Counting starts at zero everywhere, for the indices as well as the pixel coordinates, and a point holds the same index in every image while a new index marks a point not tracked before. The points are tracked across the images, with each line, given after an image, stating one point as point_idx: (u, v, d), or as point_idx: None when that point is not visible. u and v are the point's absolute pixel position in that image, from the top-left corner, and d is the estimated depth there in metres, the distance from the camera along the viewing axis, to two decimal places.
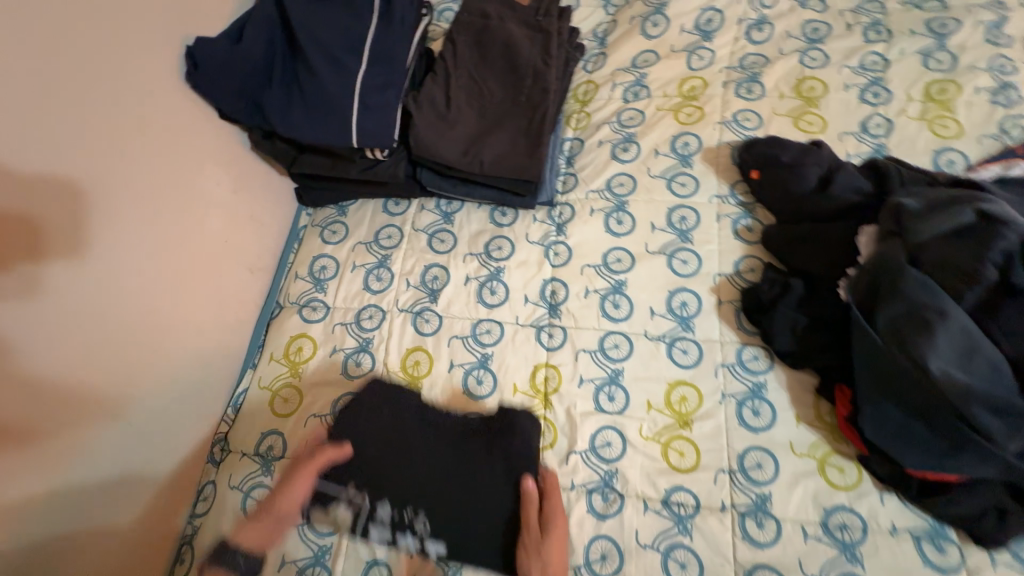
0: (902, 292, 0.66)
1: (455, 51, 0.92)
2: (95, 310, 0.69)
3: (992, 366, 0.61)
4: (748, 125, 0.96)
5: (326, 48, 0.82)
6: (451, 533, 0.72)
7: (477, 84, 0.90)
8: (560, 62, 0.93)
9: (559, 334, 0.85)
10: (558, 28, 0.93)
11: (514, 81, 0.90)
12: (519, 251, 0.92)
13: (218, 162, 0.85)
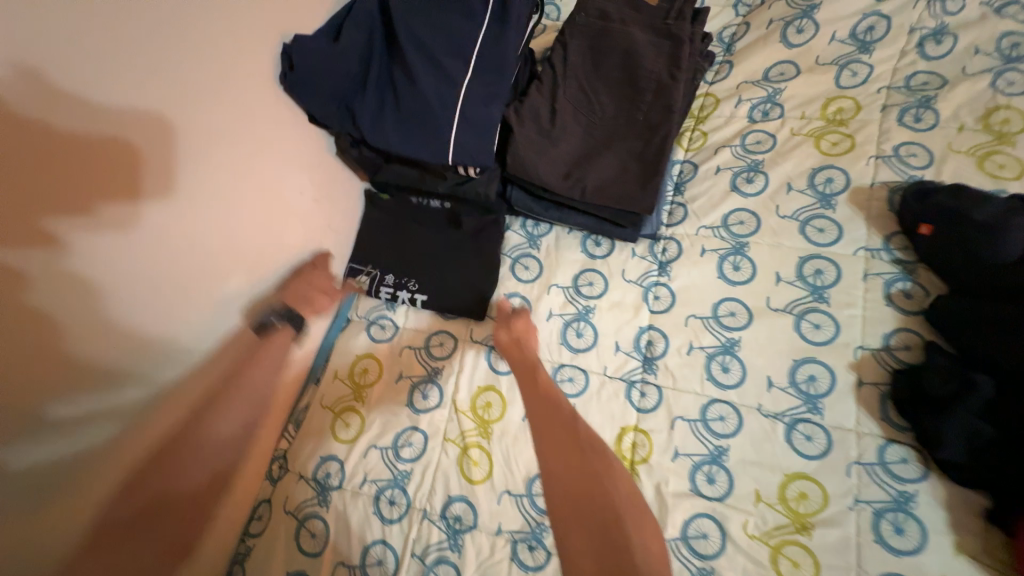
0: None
1: (566, 57, 0.81)
2: (177, 314, 0.65)
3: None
4: (914, 162, 0.78)
5: (428, 50, 0.74)
6: (446, 307, 0.85)
7: (588, 97, 0.79)
8: (688, 75, 0.79)
9: (653, 393, 0.74)
10: (690, 34, 0.80)
11: (632, 97, 0.78)
12: (612, 290, 0.80)
13: (304, 167, 0.80)
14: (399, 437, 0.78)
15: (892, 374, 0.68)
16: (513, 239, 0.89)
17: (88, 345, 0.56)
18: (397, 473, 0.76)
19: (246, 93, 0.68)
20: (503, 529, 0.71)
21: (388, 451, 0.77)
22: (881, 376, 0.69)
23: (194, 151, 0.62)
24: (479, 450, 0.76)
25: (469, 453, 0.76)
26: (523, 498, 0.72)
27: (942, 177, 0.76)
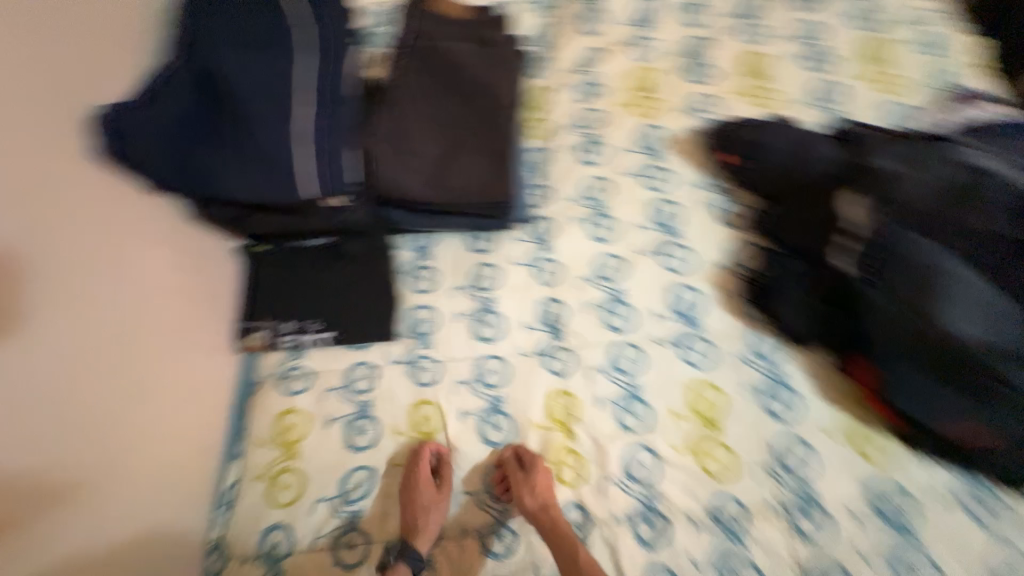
0: (907, 258, 0.65)
1: (402, 76, 0.86)
2: (36, 442, 0.55)
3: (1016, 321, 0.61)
4: (708, 110, 0.95)
5: (261, 96, 0.75)
6: (351, 334, 0.84)
7: (434, 108, 0.84)
8: (512, 74, 0.90)
9: (568, 357, 0.80)
10: (502, 40, 0.91)
11: (470, 100, 0.85)
12: (507, 277, 0.86)
13: (155, 245, 0.75)
14: (342, 483, 0.75)
15: (742, 280, 0.82)
16: (420, 257, 0.89)
17: None
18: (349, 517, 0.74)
19: (64, 176, 0.62)
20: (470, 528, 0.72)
21: (335, 500, 0.74)
22: (737, 283, 0.82)
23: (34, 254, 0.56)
24: (430, 464, 0.76)
25: (421, 469, 0.75)
26: (479, 492, 0.76)
27: (730, 116, 0.93)
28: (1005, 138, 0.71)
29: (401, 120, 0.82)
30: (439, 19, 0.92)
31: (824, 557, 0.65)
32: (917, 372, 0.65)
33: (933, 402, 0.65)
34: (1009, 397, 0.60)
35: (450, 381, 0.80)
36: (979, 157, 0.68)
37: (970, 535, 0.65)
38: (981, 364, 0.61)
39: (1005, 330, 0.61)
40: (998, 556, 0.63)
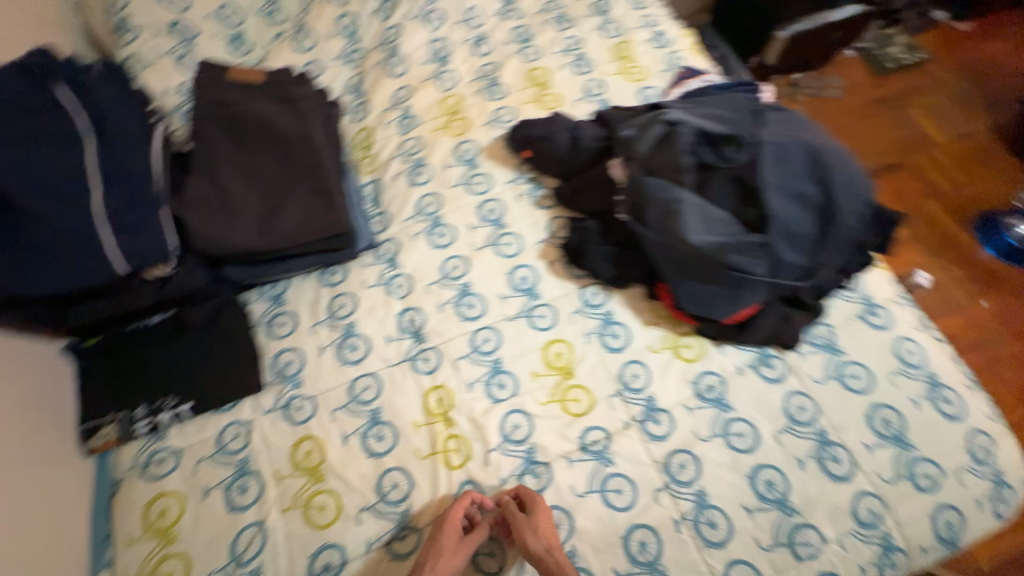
0: (754, 131, 0.79)
1: (206, 139, 0.85)
2: None
3: (841, 155, 0.77)
4: (597, 90, 1.14)
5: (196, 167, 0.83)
6: (345, 349, 0.86)
7: (241, 168, 0.85)
8: (320, 118, 0.93)
9: (548, 311, 0.90)
10: (302, 90, 0.93)
11: (277, 155, 0.87)
12: (474, 262, 0.95)
13: None
14: (379, 489, 0.75)
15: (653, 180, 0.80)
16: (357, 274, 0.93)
17: None
18: (397, 517, 0.73)
19: None
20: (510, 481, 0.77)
21: (376, 506, 0.74)
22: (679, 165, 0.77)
23: None
24: (456, 440, 0.79)
25: (450, 447, 0.79)
26: (512, 449, 0.79)
27: (613, 90, 1.14)
28: (702, 100, 0.91)
29: (218, 184, 0.83)
30: (208, 80, 0.89)
31: (788, 388, 0.82)
32: (700, 272, 0.78)
33: (716, 296, 0.78)
34: (844, 219, 0.75)
35: (452, 363, 0.85)
36: (688, 114, 0.83)
37: (876, 338, 0.85)
38: (726, 254, 0.75)
39: (838, 161, 0.76)
40: (894, 346, 0.84)
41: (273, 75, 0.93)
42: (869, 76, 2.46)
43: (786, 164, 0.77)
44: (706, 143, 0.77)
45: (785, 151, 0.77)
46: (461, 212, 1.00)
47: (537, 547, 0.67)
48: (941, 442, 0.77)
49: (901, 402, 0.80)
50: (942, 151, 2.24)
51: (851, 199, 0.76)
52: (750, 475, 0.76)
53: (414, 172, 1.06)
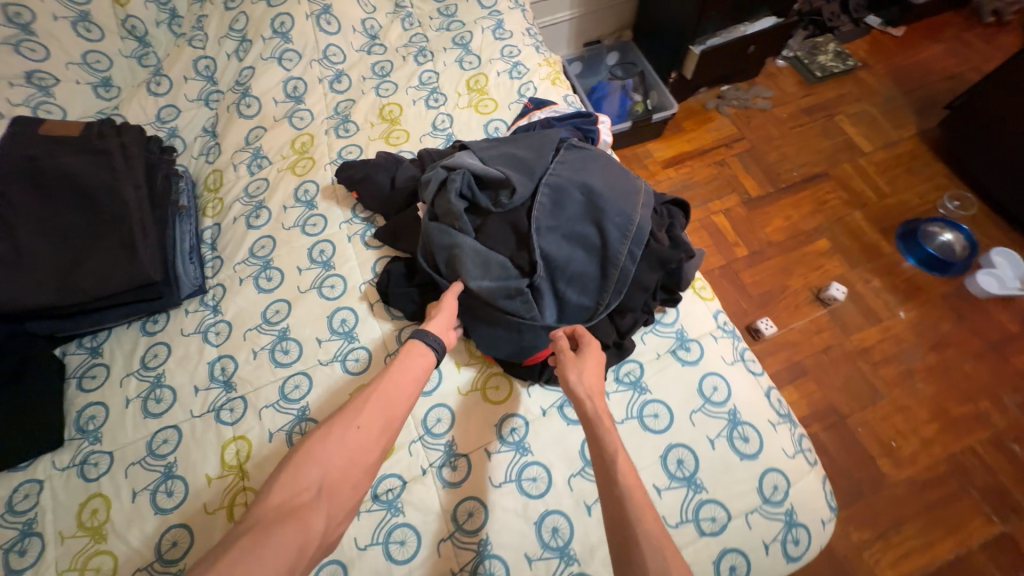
0: (534, 174, 0.83)
1: (7, 198, 0.86)
2: None
3: (615, 195, 0.81)
4: (445, 125, 1.14)
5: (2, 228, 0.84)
6: (151, 400, 0.86)
7: (44, 225, 0.86)
8: (136, 169, 0.94)
9: (363, 354, 0.90)
10: (121, 143, 0.95)
11: (85, 209, 0.88)
12: (297, 307, 0.94)
13: None
14: (157, 548, 0.74)
15: (435, 223, 0.82)
16: (175, 321, 0.94)
17: None
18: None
19: None
20: None
21: (152, 565, 0.73)
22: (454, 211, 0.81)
23: None
24: (245, 493, 0.78)
25: (237, 502, 0.78)
26: None
27: (461, 125, 1.14)
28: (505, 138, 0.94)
29: (14, 242, 0.83)
30: (18, 139, 0.90)
31: None
32: (480, 315, 0.79)
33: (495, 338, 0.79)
34: (618, 261, 0.78)
35: (257, 413, 0.85)
36: (473, 157, 0.87)
37: (683, 373, 0.84)
38: (498, 297, 0.77)
39: (613, 201, 0.80)
40: (701, 382, 0.83)
41: (90, 130, 0.94)
42: (799, 85, 2.39)
43: (561, 208, 0.81)
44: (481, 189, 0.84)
45: (560, 195, 0.82)
46: (292, 253, 1.00)
47: (578, 386, 0.68)
48: (732, 483, 0.76)
49: (697, 440, 0.78)
50: (870, 161, 2.16)
51: (622, 240, 0.79)
52: (536, 522, 0.75)
53: (253, 214, 1.05)
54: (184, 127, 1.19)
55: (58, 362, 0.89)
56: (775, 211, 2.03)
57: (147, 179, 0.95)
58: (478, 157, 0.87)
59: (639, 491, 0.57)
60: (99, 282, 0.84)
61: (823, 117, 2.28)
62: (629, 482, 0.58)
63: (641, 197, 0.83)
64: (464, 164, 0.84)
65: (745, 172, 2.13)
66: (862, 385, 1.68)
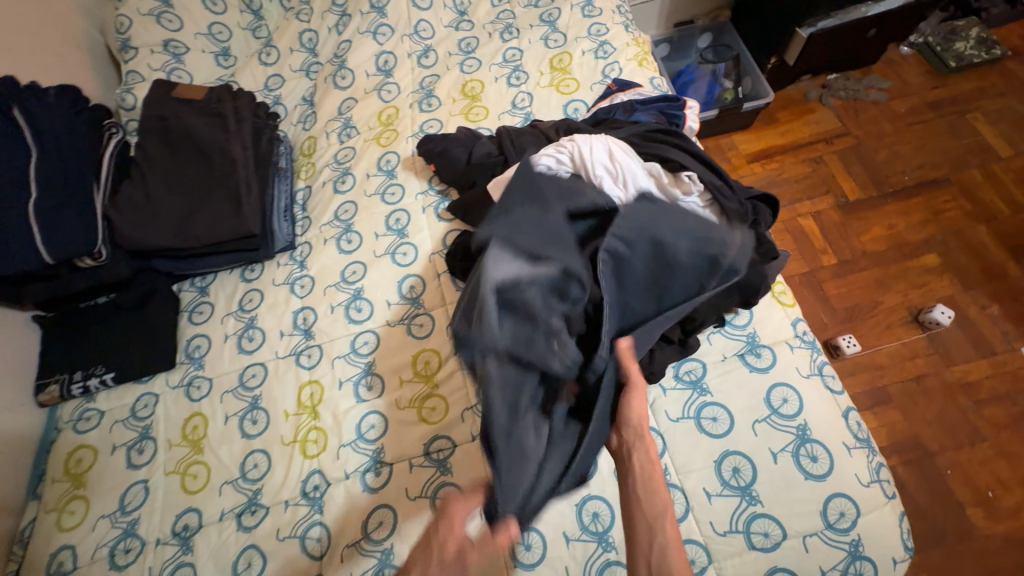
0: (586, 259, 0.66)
1: (145, 152, 0.99)
2: None
3: (696, 256, 0.66)
4: (525, 103, 1.14)
5: (140, 177, 0.97)
6: (244, 339, 0.97)
7: (170, 176, 0.98)
8: (244, 133, 1.03)
9: (427, 321, 0.94)
10: (235, 108, 1.04)
11: (203, 163, 0.99)
12: (372, 270, 1.00)
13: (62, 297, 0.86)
14: (242, 467, 0.86)
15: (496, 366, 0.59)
16: (267, 271, 1.04)
17: None
18: (251, 493, 0.83)
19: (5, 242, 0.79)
20: (351, 472, 0.83)
21: (237, 481, 0.85)
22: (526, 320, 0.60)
23: None
24: (315, 432, 0.87)
25: (308, 438, 0.87)
26: (360, 444, 0.85)
27: (541, 104, 1.13)
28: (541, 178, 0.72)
29: (146, 189, 0.96)
30: (158, 100, 1.03)
31: None
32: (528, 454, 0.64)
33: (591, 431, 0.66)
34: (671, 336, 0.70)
35: (330, 363, 0.93)
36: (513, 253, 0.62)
37: (751, 379, 0.80)
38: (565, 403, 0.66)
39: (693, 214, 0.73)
40: (769, 391, 0.78)
41: (210, 94, 1.05)
42: (927, 75, 2.08)
43: (624, 283, 0.65)
44: (541, 296, 0.61)
45: (623, 264, 0.65)
46: (371, 219, 1.06)
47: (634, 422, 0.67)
48: (792, 501, 0.71)
49: (757, 452, 0.74)
50: (1008, 168, 1.85)
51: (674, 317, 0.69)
52: (577, 505, 0.76)
53: (340, 180, 1.13)
54: (287, 95, 1.29)
55: (174, 297, 1.02)
56: (878, 218, 1.82)
57: (253, 142, 1.04)
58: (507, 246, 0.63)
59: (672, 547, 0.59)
60: (209, 230, 0.95)
61: (953, 114, 1.98)
62: (665, 536, 0.60)
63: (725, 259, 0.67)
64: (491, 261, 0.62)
65: (845, 173, 1.92)
66: (959, 423, 1.48)
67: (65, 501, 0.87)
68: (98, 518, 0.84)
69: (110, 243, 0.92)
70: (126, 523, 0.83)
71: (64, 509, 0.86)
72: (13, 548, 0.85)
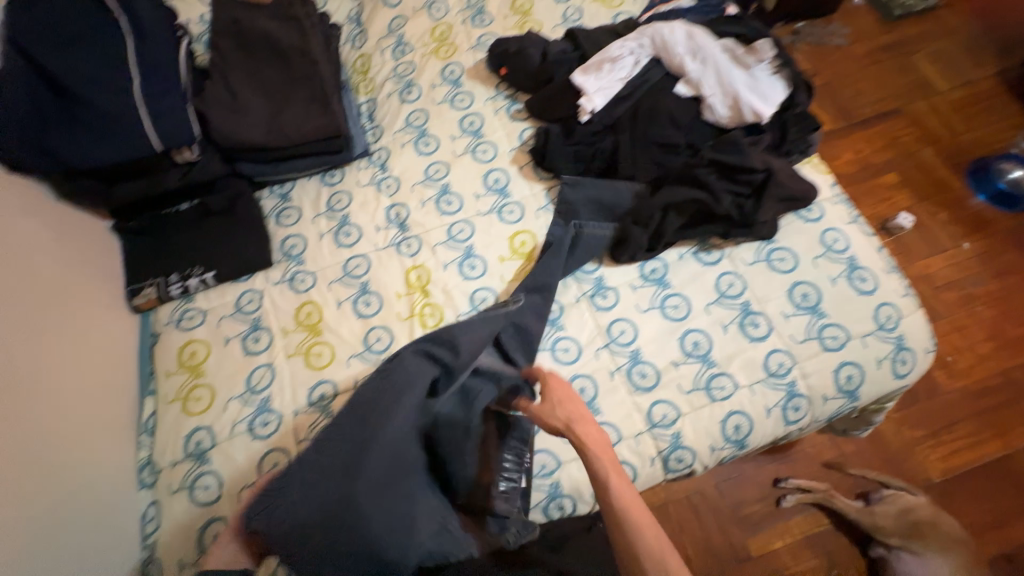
0: (630, 225, 0.93)
1: (223, 55, 1.01)
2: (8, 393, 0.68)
3: (733, 201, 0.88)
4: (575, 17, 1.22)
5: (222, 81, 0.99)
6: (340, 236, 1.01)
7: (253, 75, 1.01)
8: (318, 36, 1.05)
9: (517, 208, 1.02)
10: (305, 12, 1.06)
11: (283, 63, 1.02)
12: (455, 168, 1.07)
13: (29, 215, 0.84)
14: (366, 342, 0.91)
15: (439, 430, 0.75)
16: (350, 175, 1.07)
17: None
18: (379, 362, 0.89)
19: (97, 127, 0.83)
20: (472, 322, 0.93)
21: (363, 353, 0.90)
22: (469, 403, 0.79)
23: None
24: (430, 307, 0.94)
25: (424, 312, 0.93)
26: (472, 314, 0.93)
27: (591, 17, 1.22)
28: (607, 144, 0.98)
29: (230, 88, 0.98)
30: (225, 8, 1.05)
31: (721, 269, 0.93)
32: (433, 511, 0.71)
33: (250, 511, 0.68)
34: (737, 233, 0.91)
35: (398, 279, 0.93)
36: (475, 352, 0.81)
37: (807, 228, 0.95)
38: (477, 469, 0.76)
39: (761, 79, 0.90)
40: (822, 235, 0.94)
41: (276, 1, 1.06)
42: (880, 22, 2.36)
43: (635, 233, 0.92)
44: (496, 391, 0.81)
45: (631, 219, 0.92)
46: (445, 124, 1.11)
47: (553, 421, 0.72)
48: (851, 311, 0.88)
49: (820, 279, 0.90)
50: (947, 99, 2.16)
51: (721, 231, 0.91)
52: (679, 337, 0.89)
53: (405, 91, 1.17)
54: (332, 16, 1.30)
55: (258, 202, 1.03)
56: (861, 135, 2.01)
57: (325, 48, 1.08)
58: (503, 336, 0.86)
59: (642, 522, 0.63)
60: (298, 128, 0.98)
61: (903, 55, 2.27)
62: (643, 530, 0.63)
63: (747, 209, 0.88)
64: (499, 326, 0.85)
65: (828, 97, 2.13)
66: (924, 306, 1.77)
67: (186, 390, 0.88)
68: (228, 399, 0.87)
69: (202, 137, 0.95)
70: (258, 400, 0.87)
71: (188, 397, 0.88)
72: (139, 438, 0.87)
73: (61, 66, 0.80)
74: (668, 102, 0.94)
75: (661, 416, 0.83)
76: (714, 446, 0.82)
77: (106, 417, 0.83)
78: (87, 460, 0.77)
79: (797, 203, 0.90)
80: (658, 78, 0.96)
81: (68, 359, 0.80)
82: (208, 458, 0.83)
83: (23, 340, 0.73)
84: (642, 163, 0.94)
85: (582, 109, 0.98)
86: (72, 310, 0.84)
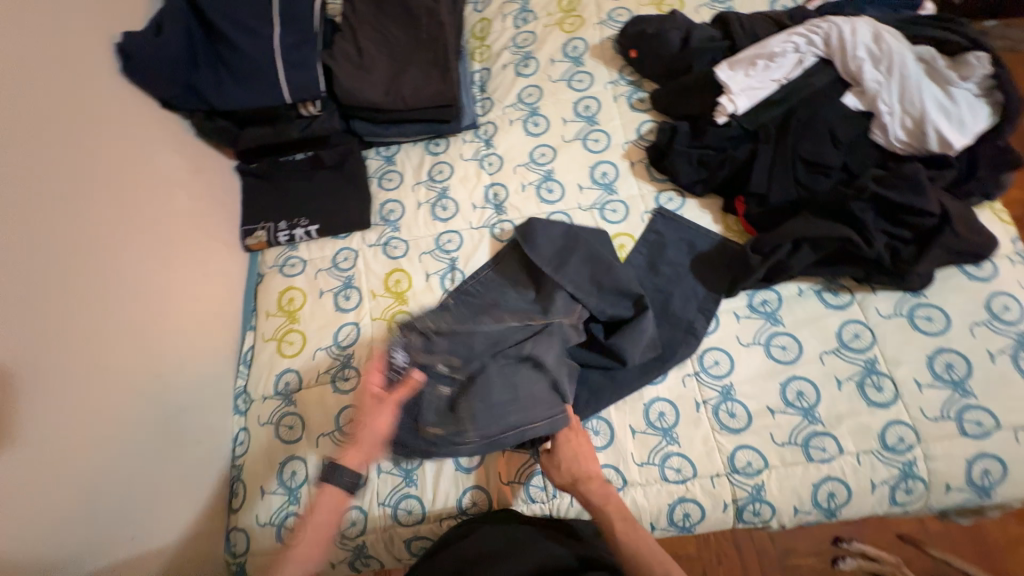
0: (749, 255, 0.83)
1: (355, 10, 1.04)
2: (135, 304, 0.78)
3: (884, 244, 0.78)
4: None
5: (350, 38, 1.02)
6: (437, 208, 1.00)
7: (382, 34, 1.02)
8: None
9: (621, 207, 0.94)
10: None
11: (411, 24, 1.02)
12: (562, 153, 1.00)
13: (171, 145, 0.92)
14: None
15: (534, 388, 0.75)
16: (455, 146, 1.05)
17: (94, 332, 0.70)
18: None
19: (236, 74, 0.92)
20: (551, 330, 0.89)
21: None
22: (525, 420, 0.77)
23: (103, 158, 0.77)
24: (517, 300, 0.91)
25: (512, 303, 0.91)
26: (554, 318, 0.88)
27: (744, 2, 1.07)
28: (744, 150, 0.87)
29: (357, 45, 1.01)
30: None
31: (848, 316, 0.81)
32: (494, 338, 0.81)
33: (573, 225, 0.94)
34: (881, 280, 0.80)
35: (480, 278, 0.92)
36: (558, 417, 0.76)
37: (969, 287, 0.80)
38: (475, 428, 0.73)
39: (962, 101, 0.77)
40: (988, 299, 0.78)
41: None
42: None
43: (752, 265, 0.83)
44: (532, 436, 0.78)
45: (752, 251, 0.83)
46: (559, 105, 1.04)
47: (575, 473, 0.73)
48: (1007, 397, 0.73)
49: (974, 351, 0.76)
50: None
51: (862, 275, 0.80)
52: (782, 382, 0.79)
53: (522, 64, 1.10)
54: None
55: (364, 161, 1.05)
56: None
57: (451, 12, 1.06)
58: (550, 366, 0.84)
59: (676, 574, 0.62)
60: (411, 92, 0.98)
61: None
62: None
63: (900, 254, 0.77)
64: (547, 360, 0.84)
65: None
66: None
67: (282, 332, 0.94)
68: (316, 349, 0.91)
69: (326, 91, 0.98)
70: (341, 354, 0.90)
71: (283, 339, 0.93)
72: (238, 367, 0.95)
73: (222, 21, 0.91)
74: (820, 121, 0.83)
75: (745, 463, 0.76)
76: (799, 509, 0.75)
77: (213, 344, 0.91)
78: (193, 378, 0.86)
79: (967, 255, 0.77)
80: (824, 82, 0.86)
81: (191, 284, 0.89)
82: (294, 400, 0.88)
83: (150, 266, 0.82)
84: (777, 182, 0.84)
85: (721, 109, 0.89)
86: (196, 242, 0.92)
